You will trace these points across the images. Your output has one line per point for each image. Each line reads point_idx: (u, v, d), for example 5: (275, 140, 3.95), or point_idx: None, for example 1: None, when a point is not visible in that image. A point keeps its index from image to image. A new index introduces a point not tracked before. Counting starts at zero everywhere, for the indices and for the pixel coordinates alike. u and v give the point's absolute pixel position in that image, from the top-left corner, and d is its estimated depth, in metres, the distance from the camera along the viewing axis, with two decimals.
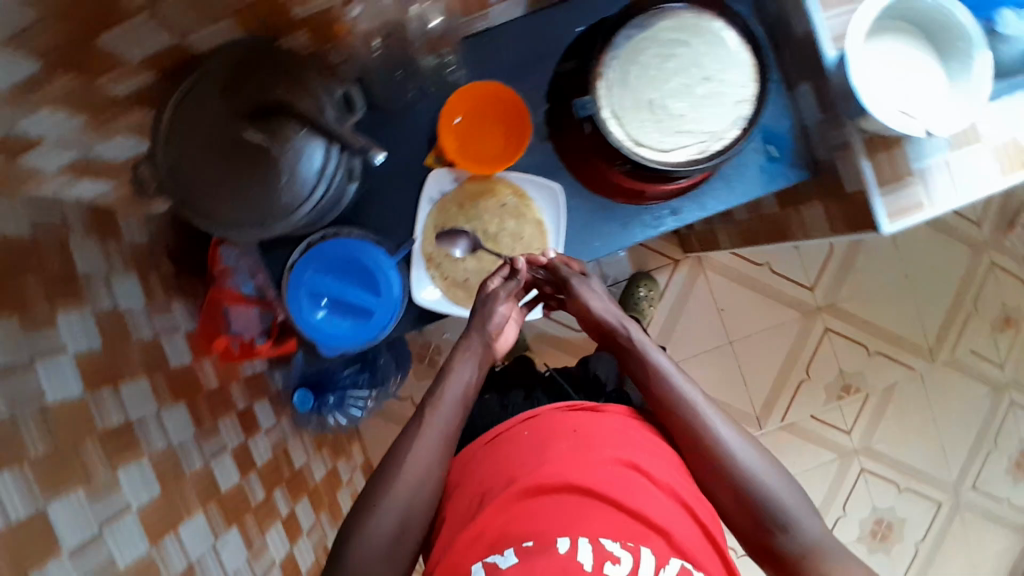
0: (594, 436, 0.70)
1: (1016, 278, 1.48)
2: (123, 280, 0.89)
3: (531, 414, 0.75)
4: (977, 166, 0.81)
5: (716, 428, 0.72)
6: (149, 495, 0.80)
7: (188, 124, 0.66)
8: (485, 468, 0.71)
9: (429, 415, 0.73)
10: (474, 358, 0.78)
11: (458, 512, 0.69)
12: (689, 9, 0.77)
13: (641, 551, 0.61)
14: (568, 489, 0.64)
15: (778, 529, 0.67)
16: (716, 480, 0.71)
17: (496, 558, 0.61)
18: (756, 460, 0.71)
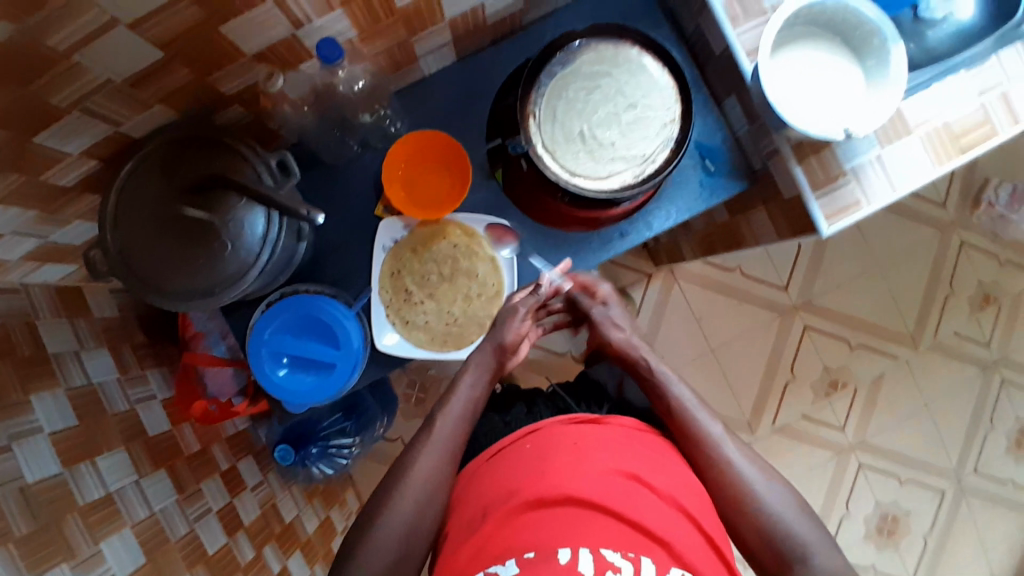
0: (595, 447, 0.71)
1: (987, 255, 1.49)
2: (96, 356, 0.91)
3: (534, 428, 0.76)
4: (909, 160, 0.82)
5: (733, 460, 0.76)
6: (134, 564, 0.81)
7: (129, 208, 0.68)
8: (487, 481, 0.72)
9: (438, 425, 0.77)
10: (484, 371, 0.82)
11: (459, 524, 0.71)
12: (607, 41, 0.80)
13: (641, 560, 0.61)
14: (569, 502, 0.65)
15: (796, 562, 0.70)
16: (738, 513, 0.73)
17: (498, 568, 0.61)
18: (776, 496, 0.74)
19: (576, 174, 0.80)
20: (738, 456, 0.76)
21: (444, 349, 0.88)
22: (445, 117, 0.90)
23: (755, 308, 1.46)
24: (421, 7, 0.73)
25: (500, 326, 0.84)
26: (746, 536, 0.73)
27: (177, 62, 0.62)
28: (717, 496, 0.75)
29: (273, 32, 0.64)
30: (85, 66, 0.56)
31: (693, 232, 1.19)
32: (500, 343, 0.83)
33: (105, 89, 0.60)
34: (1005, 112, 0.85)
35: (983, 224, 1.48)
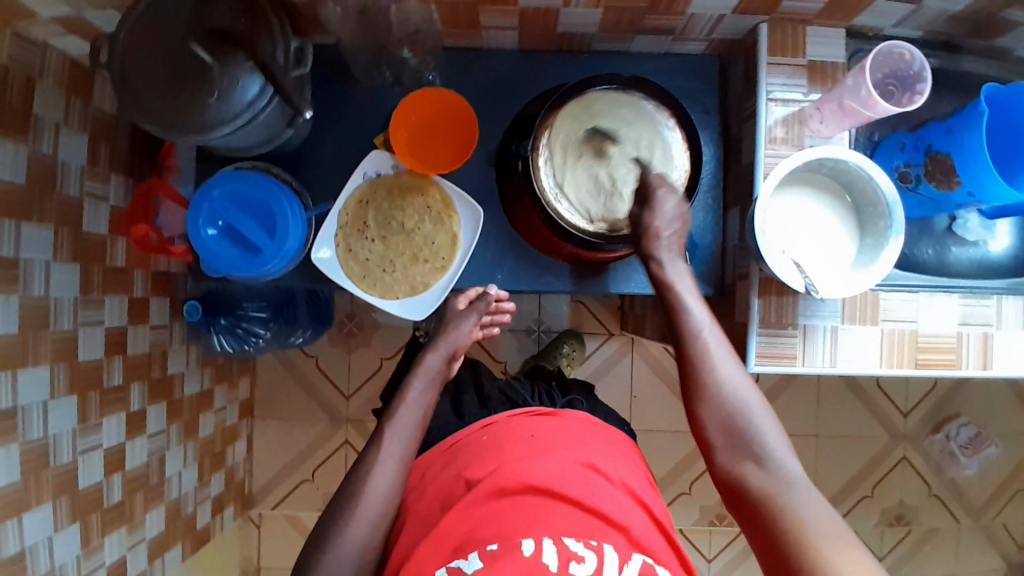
0: (548, 435, 0.79)
1: (922, 480, 1.47)
2: (73, 137, 0.97)
3: (487, 421, 0.83)
4: (858, 346, 0.83)
5: (715, 357, 0.73)
6: (4, 329, 0.86)
7: (152, 24, 0.72)
8: (447, 470, 0.78)
9: (385, 440, 0.75)
10: (428, 379, 0.81)
11: (419, 512, 0.76)
12: (651, 102, 0.83)
13: (603, 548, 0.66)
14: (527, 491, 0.70)
15: (751, 459, 0.67)
16: (705, 400, 0.71)
17: (462, 561, 0.65)
18: (751, 399, 0.71)
19: (560, 200, 0.81)
20: (725, 362, 0.73)
21: (369, 292, 0.89)
22: (480, 94, 0.92)
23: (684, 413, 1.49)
24: None
25: (449, 334, 0.85)
26: (709, 430, 0.71)
27: None
28: (690, 397, 0.73)
29: None
30: None
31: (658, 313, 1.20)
32: (448, 351, 0.84)
33: None
34: (978, 352, 0.85)
35: (933, 451, 1.47)
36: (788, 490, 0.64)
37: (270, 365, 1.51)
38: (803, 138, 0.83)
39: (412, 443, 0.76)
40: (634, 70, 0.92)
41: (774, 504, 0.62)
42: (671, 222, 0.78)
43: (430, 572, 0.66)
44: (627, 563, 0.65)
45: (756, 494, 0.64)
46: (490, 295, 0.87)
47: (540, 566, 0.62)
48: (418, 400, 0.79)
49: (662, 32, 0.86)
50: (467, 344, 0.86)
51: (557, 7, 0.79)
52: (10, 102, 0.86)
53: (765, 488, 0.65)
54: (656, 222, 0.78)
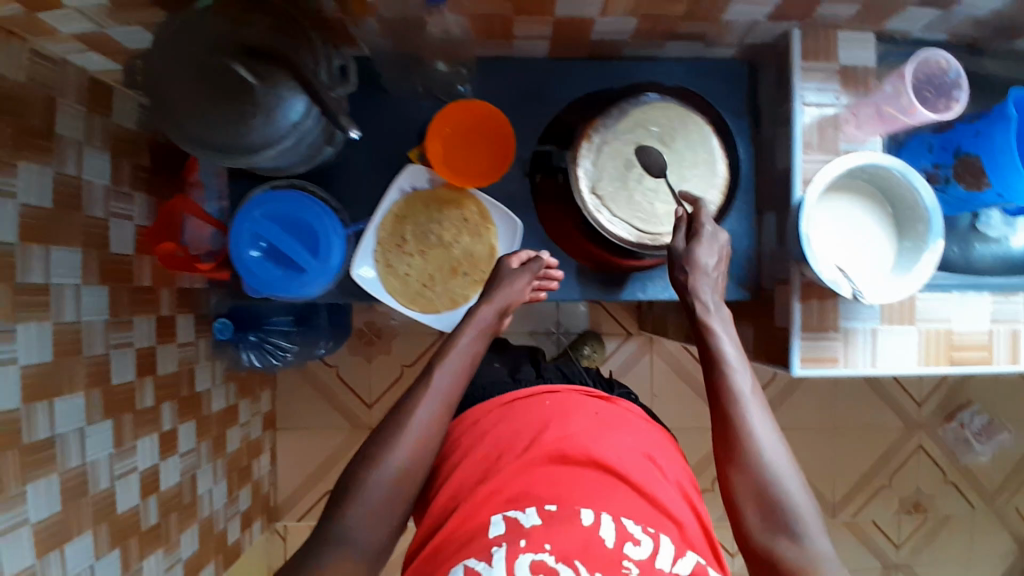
0: (612, 421, 0.79)
1: (937, 467, 1.51)
2: (97, 157, 0.95)
3: (553, 390, 0.84)
4: (898, 345, 0.85)
5: (753, 419, 0.68)
6: (38, 357, 0.85)
7: (189, 41, 0.69)
8: (501, 427, 0.78)
9: (434, 374, 0.75)
10: (476, 332, 0.80)
11: (470, 461, 0.76)
12: (688, 108, 0.82)
13: (659, 537, 0.66)
14: (589, 465, 0.72)
15: (784, 536, 0.63)
16: (739, 472, 0.67)
17: (518, 514, 0.66)
18: (787, 466, 0.66)
19: (600, 211, 0.81)
20: (762, 421, 0.69)
21: (410, 306, 0.90)
22: (512, 102, 0.91)
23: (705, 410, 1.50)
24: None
25: (503, 288, 0.82)
26: (739, 498, 0.66)
27: None
28: (722, 455, 0.69)
29: None
30: None
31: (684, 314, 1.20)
32: (501, 306, 0.82)
33: None
34: (1009, 348, 0.87)
35: (947, 439, 1.50)
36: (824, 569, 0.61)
37: (289, 376, 1.50)
38: (838, 142, 0.83)
39: (456, 384, 0.76)
40: (665, 75, 0.91)
41: None
42: (715, 255, 0.77)
43: (483, 518, 0.67)
44: (681, 557, 0.65)
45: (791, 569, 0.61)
46: (543, 257, 0.85)
47: (597, 539, 0.64)
48: (466, 349, 0.79)
49: (695, 38, 0.85)
50: (518, 304, 0.84)
51: (593, 16, 0.78)
52: (32, 123, 0.84)
53: (801, 568, 0.61)
54: (704, 258, 0.76)
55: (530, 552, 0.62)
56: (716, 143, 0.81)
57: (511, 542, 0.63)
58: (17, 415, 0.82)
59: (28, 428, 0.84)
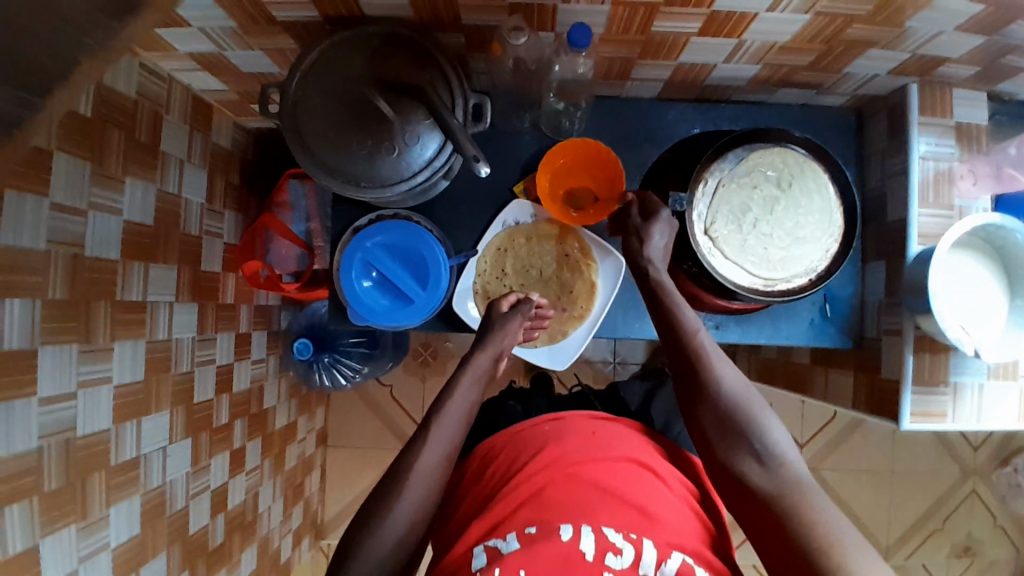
0: (609, 438, 0.79)
1: (991, 515, 1.49)
2: (195, 174, 0.95)
3: (556, 415, 0.84)
4: (999, 400, 0.82)
5: (716, 365, 0.74)
6: (131, 376, 0.83)
7: (331, 73, 0.70)
8: (502, 452, 0.80)
9: (435, 429, 0.73)
10: (477, 382, 0.78)
11: (474, 493, 0.78)
12: (806, 157, 0.82)
13: (642, 542, 0.66)
14: (578, 480, 0.72)
15: (761, 467, 0.68)
16: (707, 416, 0.72)
17: (499, 542, 0.66)
18: (753, 401, 0.72)
19: (712, 254, 0.81)
20: (725, 366, 0.74)
21: None
22: (617, 139, 0.91)
23: None
24: (669, 39, 0.74)
25: (497, 337, 0.81)
26: (710, 435, 0.72)
27: None
28: (689, 402, 0.74)
29: None
30: None
31: (759, 353, 1.20)
32: (496, 352, 0.81)
33: None
34: None
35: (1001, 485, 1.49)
36: (801, 490, 0.65)
37: (343, 394, 1.48)
38: (952, 197, 0.83)
39: (458, 435, 0.74)
40: (770, 120, 0.92)
41: (789, 506, 0.64)
42: (665, 233, 0.79)
43: (468, 551, 0.68)
44: (665, 563, 0.65)
45: (772, 497, 0.65)
46: (532, 300, 0.84)
47: (575, 553, 0.64)
48: (465, 399, 0.77)
49: (808, 87, 0.86)
50: (513, 348, 0.83)
51: (717, 62, 0.79)
52: (141, 138, 0.83)
53: (770, 489, 0.66)
54: (655, 234, 0.79)
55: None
56: (834, 191, 0.80)
57: (488, 571, 0.63)
58: (108, 438, 0.79)
59: (116, 447, 0.81)
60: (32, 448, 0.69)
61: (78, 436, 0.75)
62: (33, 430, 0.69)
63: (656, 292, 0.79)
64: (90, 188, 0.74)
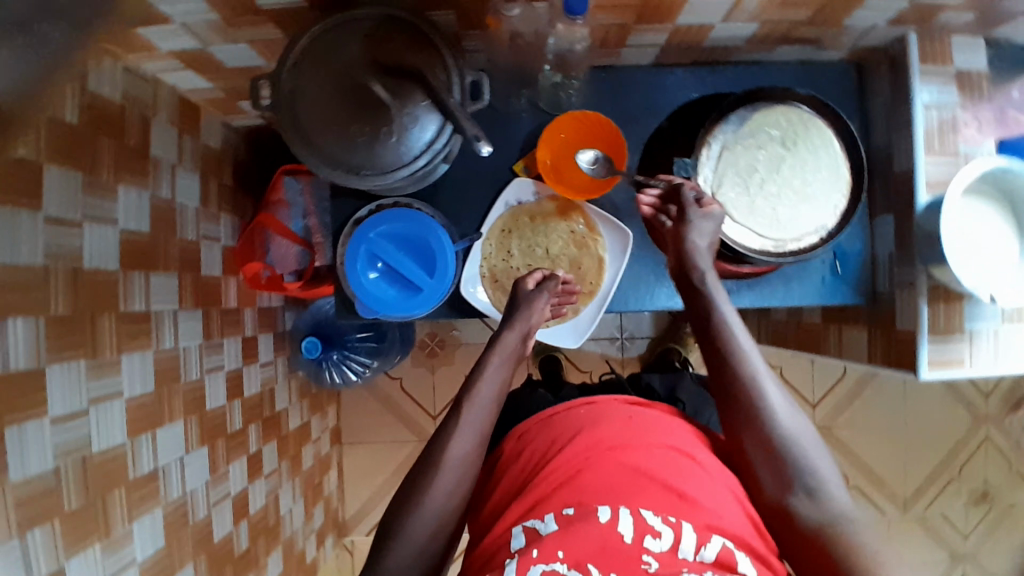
0: (643, 424, 0.79)
1: (1005, 459, 1.51)
2: (186, 177, 0.92)
3: (591, 399, 0.84)
4: (1020, 344, 0.82)
5: (768, 393, 0.71)
6: (142, 388, 0.82)
7: (322, 59, 0.68)
8: (534, 443, 0.80)
9: (466, 410, 0.73)
10: (509, 359, 0.78)
11: (513, 473, 0.79)
12: (810, 113, 0.81)
13: (681, 526, 0.65)
14: (616, 465, 0.71)
15: (807, 496, 0.68)
16: (756, 449, 0.70)
17: (538, 524, 0.68)
18: (803, 432, 0.70)
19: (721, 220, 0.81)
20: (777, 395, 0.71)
21: None
22: (616, 110, 0.90)
23: None
24: (664, 2, 0.72)
25: (524, 312, 0.80)
26: (758, 467, 0.70)
27: None
28: (737, 428, 0.72)
29: None
30: None
31: (768, 317, 1.19)
32: (524, 329, 0.80)
33: None
34: None
35: (1014, 430, 1.50)
36: (844, 522, 0.67)
37: (355, 392, 1.47)
38: (957, 144, 0.82)
39: (490, 417, 0.74)
40: (771, 78, 0.91)
41: (834, 538, 0.66)
42: (706, 234, 0.77)
43: (507, 532, 0.70)
44: (706, 547, 0.64)
45: (818, 529, 0.67)
46: (558, 276, 0.82)
47: (614, 535, 0.64)
48: (496, 375, 0.76)
49: (806, 42, 0.84)
50: (541, 326, 0.81)
51: (715, 22, 0.78)
52: (130, 141, 0.81)
53: (817, 521, 0.67)
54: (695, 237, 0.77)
55: (541, 562, 0.62)
56: (840, 146, 0.79)
57: (525, 552, 0.65)
58: (123, 452, 0.78)
59: (133, 460, 0.80)
60: (49, 469, 0.68)
61: (94, 452, 0.74)
62: (48, 451, 0.68)
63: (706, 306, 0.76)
64: (82, 199, 0.72)
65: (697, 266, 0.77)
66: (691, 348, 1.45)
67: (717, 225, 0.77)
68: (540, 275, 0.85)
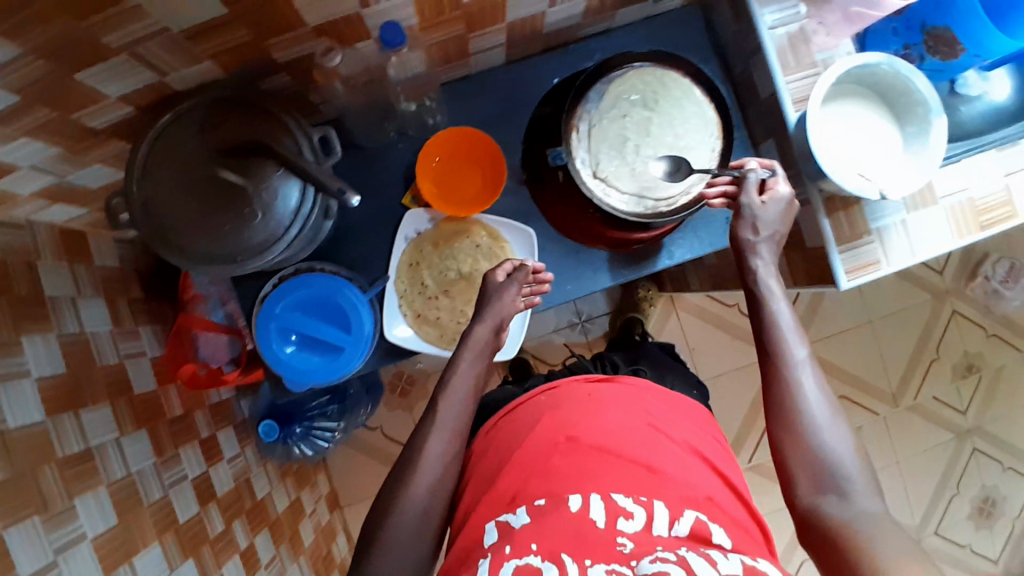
0: (604, 399, 0.80)
1: (977, 326, 1.52)
2: (91, 304, 0.90)
3: (553, 385, 0.85)
4: (930, 227, 0.84)
5: (803, 382, 0.71)
6: (105, 524, 0.80)
7: (169, 161, 0.67)
8: (495, 442, 0.80)
9: (440, 408, 0.76)
10: (478, 358, 0.80)
11: (480, 472, 0.78)
12: (663, 68, 0.82)
13: (652, 503, 0.66)
14: (591, 450, 0.72)
15: (833, 494, 0.66)
16: (792, 444, 0.69)
17: (510, 517, 0.67)
18: (842, 443, 0.68)
19: (609, 194, 0.81)
20: (811, 383, 0.71)
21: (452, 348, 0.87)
22: (484, 118, 0.90)
23: (746, 347, 1.49)
24: (485, 5, 0.73)
25: (492, 305, 0.80)
26: (791, 463, 0.69)
27: (237, 21, 0.61)
28: (775, 419, 0.72)
29: (340, 7, 0.63)
30: (146, 12, 0.55)
31: (704, 265, 1.20)
32: (495, 323, 0.80)
33: (157, 37, 0.59)
34: None
35: (977, 295, 1.52)
36: (861, 525, 0.63)
37: (340, 453, 1.46)
38: (812, 54, 0.83)
39: (464, 415, 0.77)
40: (625, 43, 0.91)
41: (849, 536, 0.62)
42: (784, 221, 0.75)
43: (480, 529, 0.69)
44: (678, 522, 0.65)
45: (836, 526, 0.63)
46: (526, 264, 0.80)
47: (588, 523, 0.64)
48: (468, 373, 0.79)
49: (642, 1, 0.85)
50: (512, 315, 0.81)
51: (544, 9, 0.78)
52: (20, 291, 0.78)
53: (840, 519, 0.64)
54: (774, 226, 0.75)
55: (515, 557, 0.61)
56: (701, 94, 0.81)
57: (498, 550, 0.64)
58: None
59: None
60: None
61: None
62: None
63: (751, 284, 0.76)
64: None
65: (751, 265, 0.76)
66: (650, 312, 1.45)
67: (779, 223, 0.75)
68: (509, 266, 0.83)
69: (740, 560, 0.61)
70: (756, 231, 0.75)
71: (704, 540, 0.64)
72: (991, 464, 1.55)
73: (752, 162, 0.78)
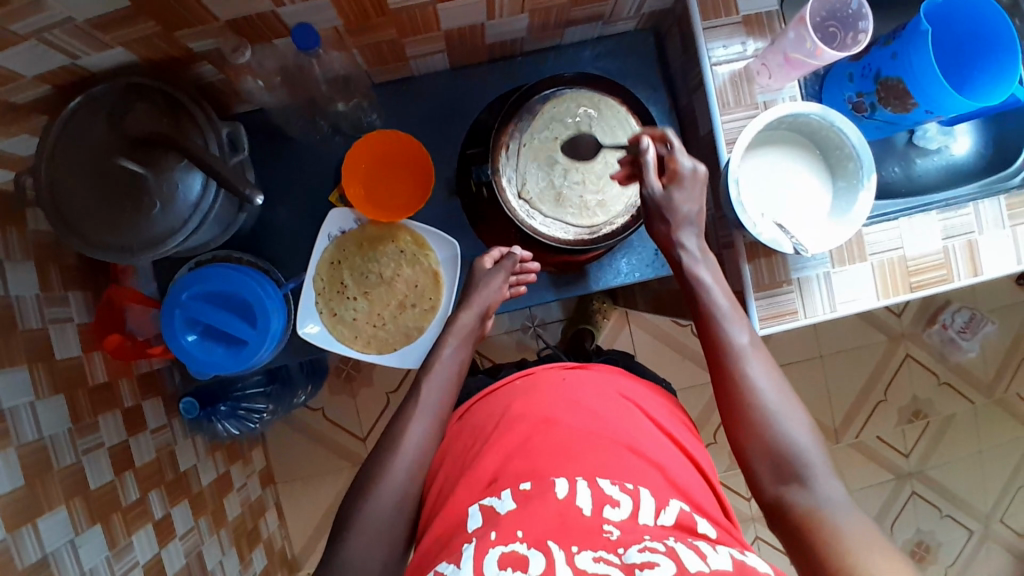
0: (578, 382, 0.76)
1: (931, 373, 1.52)
2: (20, 269, 0.81)
3: (527, 371, 0.79)
4: (853, 284, 0.83)
5: (752, 373, 0.70)
6: (11, 487, 0.73)
7: (72, 144, 0.67)
8: (469, 423, 0.76)
9: (423, 391, 0.77)
10: (461, 341, 0.82)
11: (454, 451, 0.74)
12: (597, 92, 0.81)
13: (639, 492, 0.62)
14: (567, 430, 0.68)
15: (795, 482, 0.64)
16: (747, 432, 0.68)
17: (495, 503, 0.62)
18: (799, 430, 0.67)
19: (532, 216, 0.81)
20: (761, 370, 0.70)
21: (365, 350, 0.88)
22: (423, 124, 0.90)
23: (693, 368, 1.49)
24: (417, 13, 0.71)
25: (480, 292, 0.84)
26: (750, 452, 0.67)
27: (144, 13, 0.60)
28: (729, 412, 0.70)
29: (252, 5, 0.62)
30: (45, 4, 0.54)
31: (647, 287, 1.19)
32: (481, 309, 0.83)
33: (64, 25, 0.58)
34: (966, 260, 0.83)
35: (933, 341, 1.51)
36: (830, 512, 0.61)
37: (279, 431, 1.47)
38: (755, 94, 0.81)
39: (445, 399, 0.78)
40: (569, 63, 0.90)
41: (818, 528, 0.60)
42: (696, 199, 0.76)
43: (460, 515, 0.64)
44: (664, 510, 0.61)
45: (802, 515, 0.62)
46: (516, 254, 0.84)
47: (573, 510, 0.59)
48: (451, 358, 0.81)
49: (589, 21, 0.83)
50: (496, 304, 0.85)
51: (482, 21, 0.77)
52: None
53: (806, 506, 0.63)
54: (685, 205, 0.76)
55: (500, 544, 0.56)
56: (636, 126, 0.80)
57: (483, 535, 0.58)
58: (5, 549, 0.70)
59: (19, 556, 0.72)
60: None
61: None
62: None
63: (698, 292, 0.75)
64: None
65: (697, 274, 0.75)
66: (603, 325, 1.43)
67: (694, 203, 0.75)
68: (500, 253, 0.86)
69: (729, 554, 0.56)
70: (668, 219, 0.76)
71: (689, 530, 0.60)
72: (928, 510, 1.53)
73: (647, 137, 0.76)
